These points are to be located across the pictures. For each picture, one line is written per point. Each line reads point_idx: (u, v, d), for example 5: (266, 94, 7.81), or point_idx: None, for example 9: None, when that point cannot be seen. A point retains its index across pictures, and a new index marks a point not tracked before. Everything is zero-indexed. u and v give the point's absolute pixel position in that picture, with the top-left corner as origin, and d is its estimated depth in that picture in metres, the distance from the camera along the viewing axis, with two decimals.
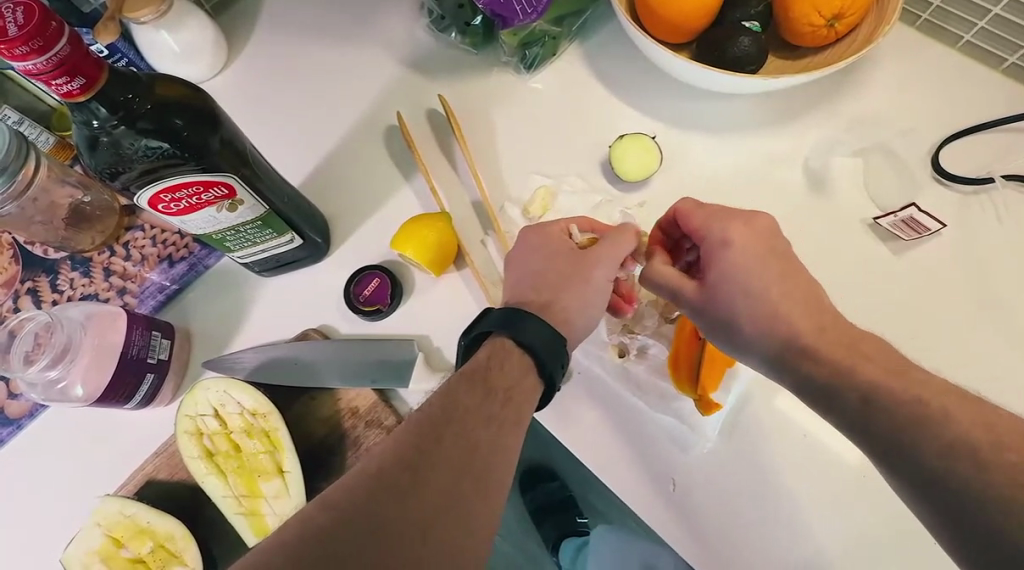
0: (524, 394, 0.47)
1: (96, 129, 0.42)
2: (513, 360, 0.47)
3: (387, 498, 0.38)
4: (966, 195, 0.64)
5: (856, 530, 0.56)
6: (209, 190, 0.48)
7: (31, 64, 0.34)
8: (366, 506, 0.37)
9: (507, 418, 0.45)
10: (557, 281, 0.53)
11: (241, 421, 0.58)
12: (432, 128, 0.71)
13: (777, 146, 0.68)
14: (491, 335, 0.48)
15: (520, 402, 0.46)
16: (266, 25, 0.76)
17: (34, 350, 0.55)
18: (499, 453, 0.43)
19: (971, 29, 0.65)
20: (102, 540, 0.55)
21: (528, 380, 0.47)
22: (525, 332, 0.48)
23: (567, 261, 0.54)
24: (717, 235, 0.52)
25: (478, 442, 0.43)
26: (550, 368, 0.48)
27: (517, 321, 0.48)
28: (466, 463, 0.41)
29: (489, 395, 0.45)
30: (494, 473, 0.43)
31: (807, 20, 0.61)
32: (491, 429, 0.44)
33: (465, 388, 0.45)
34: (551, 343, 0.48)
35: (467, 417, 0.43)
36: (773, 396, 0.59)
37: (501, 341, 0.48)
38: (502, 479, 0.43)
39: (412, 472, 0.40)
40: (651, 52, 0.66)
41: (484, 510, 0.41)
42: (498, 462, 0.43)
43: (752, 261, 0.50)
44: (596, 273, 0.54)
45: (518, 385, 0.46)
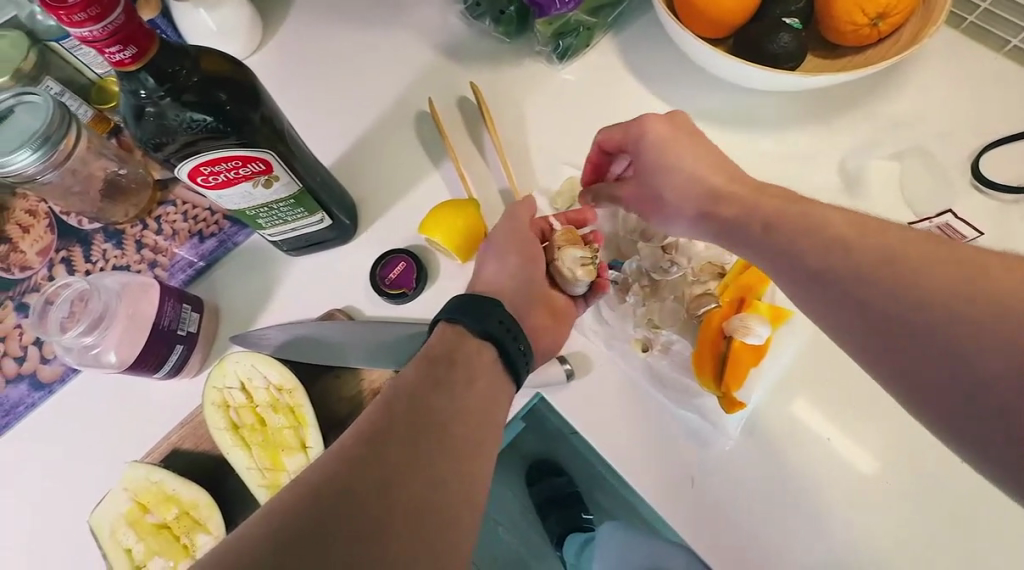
0: (480, 369, 0.46)
1: (143, 99, 0.42)
2: (464, 338, 0.48)
3: (350, 474, 0.37)
4: (1005, 204, 0.62)
5: (877, 536, 0.55)
6: (247, 165, 0.48)
7: (87, 31, 0.35)
8: (326, 483, 0.36)
9: (468, 393, 0.44)
10: (489, 264, 0.59)
11: (267, 395, 0.59)
12: (461, 115, 0.71)
13: (811, 146, 0.67)
14: (443, 321, 0.49)
15: (478, 376, 0.46)
16: (301, 8, 0.76)
17: (69, 316, 0.57)
18: (462, 429, 0.42)
19: (1019, 34, 0.64)
20: (129, 505, 0.57)
21: (481, 354, 0.47)
22: (476, 312, 0.48)
23: (497, 249, 0.59)
24: (639, 144, 0.56)
25: (439, 416, 0.42)
26: (504, 342, 0.48)
27: (465, 304, 0.49)
28: (429, 441, 0.40)
29: (444, 372, 0.45)
30: (460, 445, 0.41)
31: (850, 19, 0.59)
32: (452, 403, 0.43)
33: (418, 372, 0.45)
34: (500, 318, 0.49)
35: (423, 396, 0.43)
36: (797, 398, 0.59)
37: (447, 325, 0.49)
38: (472, 451, 0.42)
39: (374, 449, 0.38)
40: (687, 46, 0.65)
41: (455, 483, 0.39)
42: (463, 436, 0.42)
43: (665, 146, 0.54)
44: (523, 251, 0.59)
45: (473, 362, 0.46)
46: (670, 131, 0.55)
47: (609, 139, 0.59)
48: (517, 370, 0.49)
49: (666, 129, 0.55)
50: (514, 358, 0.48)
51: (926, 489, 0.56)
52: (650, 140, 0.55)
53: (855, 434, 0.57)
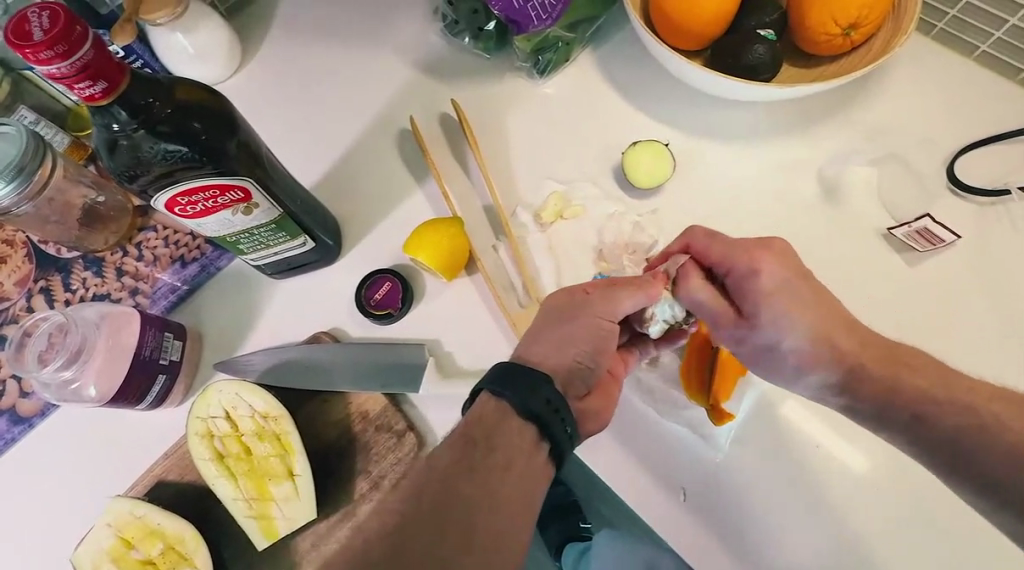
0: (520, 456, 0.43)
1: (116, 132, 0.42)
2: (505, 418, 0.44)
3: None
4: (980, 206, 0.63)
5: (869, 541, 0.55)
6: (225, 194, 0.48)
7: (55, 68, 0.35)
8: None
9: (499, 480, 0.42)
10: (545, 329, 0.51)
11: (252, 424, 0.58)
12: (443, 132, 0.71)
13: (790, 154, 0.68)
14: (484, 392, 0.45)
15: (515, 465, 0.43)
16: (280, 28, 0.76)
17: (48, 349, 0.56)
18: (492, 521, 0.41)
19: (987, 40, 0.65)
20: (112, 540, 0.55)
21: (523, 438, 0.44)
22: (518, 388, 0.44)
23: (559, 311, 0.52)
24: (736, 270, 0.51)
25: (466, 512, 0.41)
26: (547, 425, 0.44)
27: (508, 376, 0.45)
28: (453, 536, 0.40)
29: (476, 459, 0.43)
30: (487, 544, 0.40)
31: (822, 29, 0.60)
32: (483, 496, 0.42)
33: (452, 452, 0.43)
34: (546, 397, 0.45)
35: (453, 482, 0.42)
36: (785, 406, 0.59)
37: (490, 398, 0.45)
38: (500, 548, 0.41)
39: (392, 549, 0.39)
40: (664, 59, 0.66)
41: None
42: (490, 534, 0.41)
43: (771, 291, 0.50)
44: (590, 317, 0.51)
45: (511, 445, 0.43)
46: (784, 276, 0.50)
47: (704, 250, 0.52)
48: (561, 453, 0.45)
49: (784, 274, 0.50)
50: (559, 439, 0.45)
51: (916, 492, 0.56)
52: (757, 287, 0.50)
53: (843, 441, 0.58)
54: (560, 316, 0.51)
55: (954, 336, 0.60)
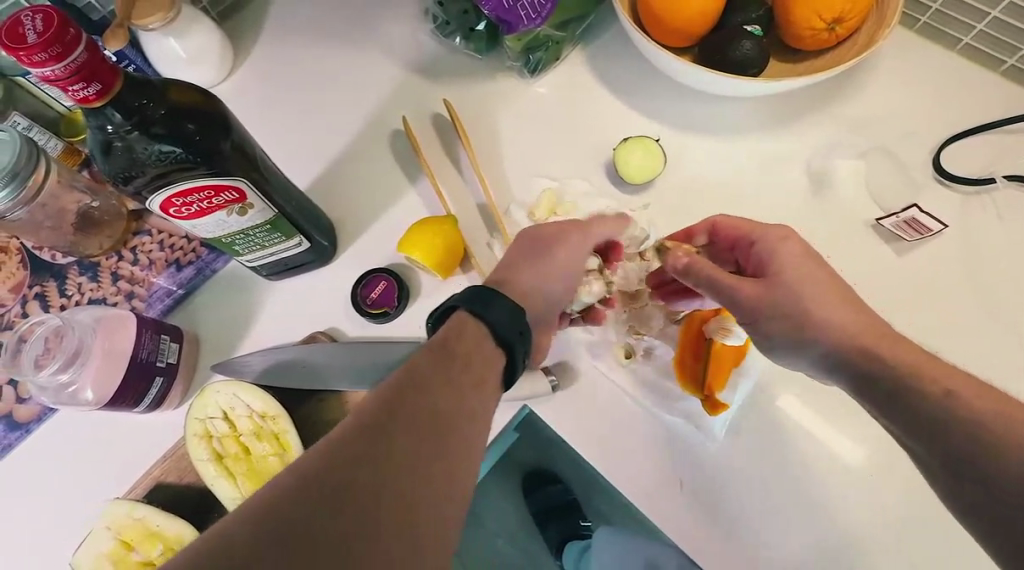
0: (487, 371, 0.45)
1: (111, 133, 0.42)
2: (479, 338, 0.46)
3: (346, 463, 0.35)
4: (967, 196, 0.64)
5: (865, 528, 0.56)
6: (220, 194, 0.48)
7: (49, 70, 0.35)
8: (321, 476, 0.34)
9: (472, 392, 0.43)
10: (529, 264, 0.54)
11: (249, 423, 0.58)
12: (437, 132, 0.71)
13: (780, 148, 0.69)
14: (459, 311, 0.46)
15: (486, 379, 0.44)
16: (272, 32, 0.77)
17: (44, 353, 0.56)
18: (465, 432, 0.41)
19: (970, 33, 0.66)
20: (112, 543, 0.56)
21: (490, 352, 0.46)
22: (492, 310, 0.46)
23: (542, 251, 0.55)
24: (768, 238, 0.53)
25: (442, 414, 0.40)
26: (512, 344, 0.46)
27: (487, 299, 0.47)
28: (433, 437, 0.39)
29: (454, 370, 0.43)
30: (457, 447, 0.40)
31: (808, 24, 0.61)
32: (457, 400, 0.42)
33: (430, 361, 0.42)
34: (517, 323, 0.47)
35: (433, 388, 0.41)
36: (780, 397, 0.60)
37: (467, 317, 0.46)
38: (466, 452, 0.41)
39: (375, 441, 0.37)
40: (653, 56, 0.66)
41: (447, 484, 0.38)
42: (460, 437, 0.41)
43: (798, 264, 0.51)
44: (568, 263, 0.55)
45: (482, 362, 0.44)
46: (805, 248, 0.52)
47: (733, 229, 0.55)
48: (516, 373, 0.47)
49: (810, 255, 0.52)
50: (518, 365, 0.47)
51: (910, 478, 0.57)
52: (779, 257, 0.52)
53: (836, 430, 0.58)
54: (536, 257, 0.54)
55: (944, 325, 0.61)
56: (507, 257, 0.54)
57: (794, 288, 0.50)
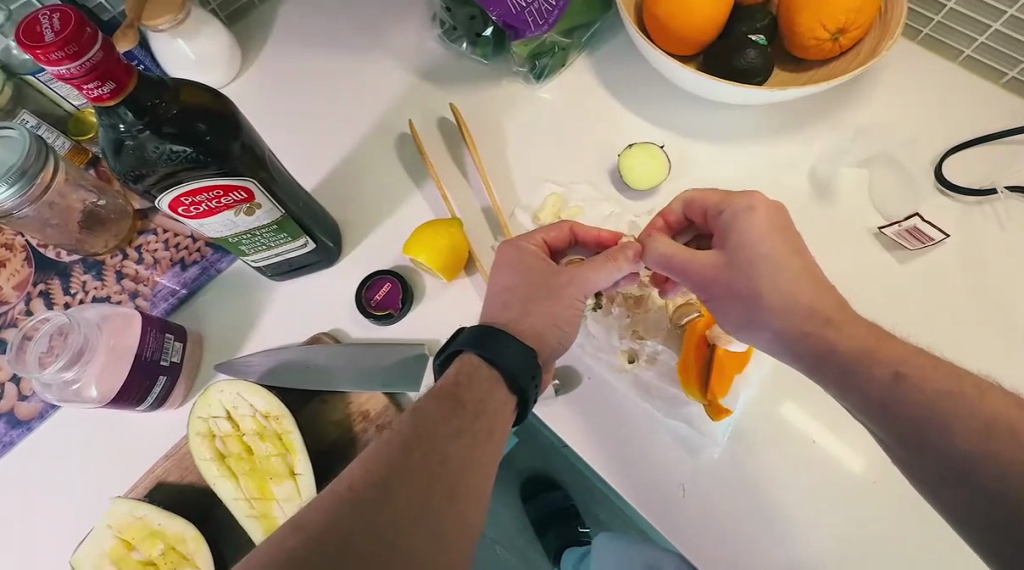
0: (497, 413, 0.46)
1: (123, 132, 0.43)
2: (488, 380, 0.47)
3: (355, 523, 0.37)
4: (968, 205, 0.65)
5: (866, 536, 0.56)
6: (228, 194, 0.49)
7: (64, 69, 0.35)
8: (330, 534, 0.37)
9: (480, 437, 0.45)
10: (530, 297, 0.54)
11: (253, 423, 0.58)
12: (442, 136, 0.72)
13: (783, 156, 0.69)
14: (469, 354, 0.48)
15: (496, 424, 0.46)
16: (280, 36, 0.77)
17: (48, 351, 0.56)
18: (473, 481, 0.43)
19: (972, 44, 0.67)
20: (113, 541, 0.55)
21: (500, 395, 0.47)
22: (503, 354, 0.47)
23: (539, 276, 0.55)
24: (736, 210, 0.52)
25: (451, 464, 0.42)
26: (524, 384, 0.47)
27: (490, 340, 0.48)
28: (439, 490, 0.41)
29: (463, 418, 0.44)
30: (467, 496, 0.42)
31: (812, 34, 0.62)
32: (468, 449, 0.43)
33: (439, 410, 0.44)
34: (529, 366, 0.48)
35: (441, 439, 0.43)
36: (780, 404, 0.60)
37: (477, 361, 0.47)
38: (477, 500, 0.42)
39: (384, 497, 0.39)
40: (658, 64, 0.67)
41: (458, 534, 0.40)
42: (469, 487, 0.42)
43: (762, 235, 0.51)
44: (569, 295, 0.54)
45: (493, 409, 0.46)
46: (777, 221, 0.51)
47: (700, 202, 0.56)
48: (528, 411, 0.49)
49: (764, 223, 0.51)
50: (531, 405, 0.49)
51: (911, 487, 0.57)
52: (744, 230, 0.51)
53: (838, 438, 0.59)
54: (544, 288, 0.54)
55: (945, 333, 0.61)
56: (513, 288, 0.55)
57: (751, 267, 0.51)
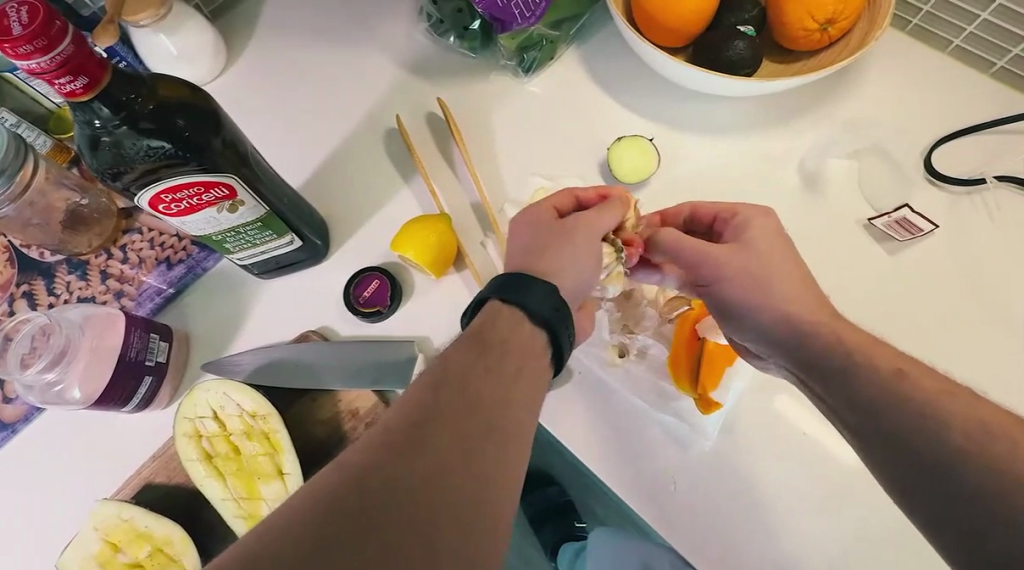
0: (528, 354, 0.44)
1: (98, 128, 0.42)
2: (512, 322, 0.45)
3: (394, 464, 0.34)
4: (958, 196, 0.65)
5: (857, 527, 0.56)
6: (210, 191, 0.48)
7: (34, 63, 0.34)
8: (369, 474, 0.34)
9: (514, 375, 0.42)
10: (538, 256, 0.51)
11: (240, 423, 0.58)
12: (431, 131, 0.71)
13: (773, 147, 0.69)
14: (491, 300, 0.46)
15: (531, 363, 0.44)
16: (265, 31, 0.76)
17: (31, 352, 0.55)
18: (513, 418, 0.40)
19: (960, 34, 0.67)
20: (99, 544, 0.55)
21: (528, 333, 0.45)
22: (528, 295, 0.45)
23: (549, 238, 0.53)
24: (752, 212, 0.55)
25: (485, 406, 0.39)
26: (557, 327, 0.45)
27: (517, 284, 0.46)
28: (479, 427, 0.38)
29: (494, 355, 0.42)
30: (505, 439, 0.39)
31: (800, 25, 0.62)
32: (503, 387, 0.41)
33: (467, 352, 0.42)
34: (555, 302, 0.46)
35: (474, 378, 0.40)
36: (770, 397, 0.60)
37: (500, 305, 0.46)
38: (520, 438, 0.40)
39: (419, 437, 0.36)
40: (647, 56, 0.66)
41: (502, 473, 0.38)
42: (506, 430, 0.39)
43: (773, 236, 0.53)
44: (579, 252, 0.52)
45: (525, 347, 0.44)
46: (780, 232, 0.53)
47: (709, 205, 0.57)
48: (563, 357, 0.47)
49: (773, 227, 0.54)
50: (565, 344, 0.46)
51: None
52: (755, 229, 0.53)
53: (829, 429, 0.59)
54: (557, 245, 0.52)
55: (936, 324, 0.61)
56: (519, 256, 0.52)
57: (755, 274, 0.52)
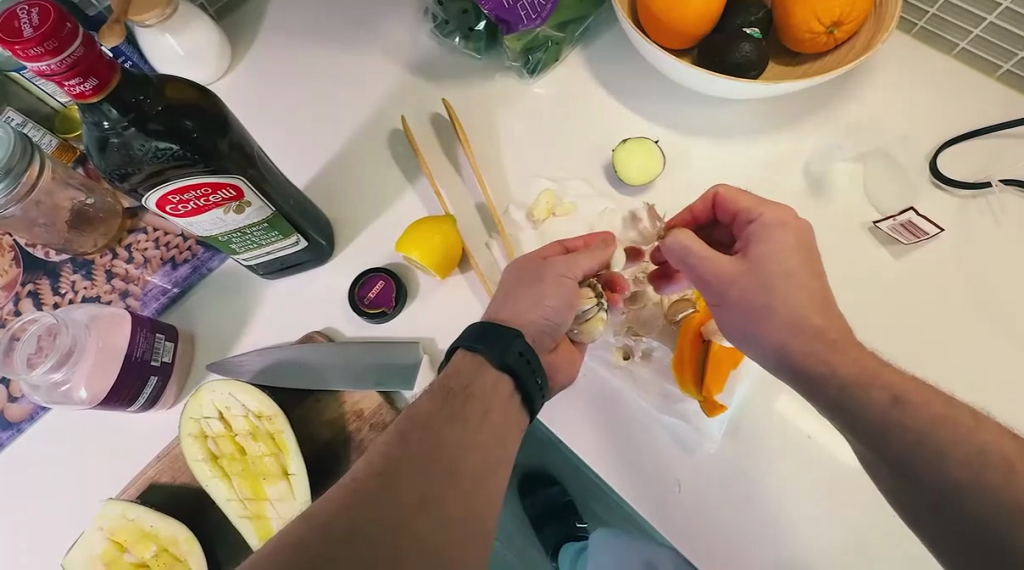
0: (494, 401, 0.46)
1: (107, 130, 0.42)
2: (482, 370, 0.47)
3: (359, 512, 0.38)
4: (963, 199, 0.65)
5: (861, 531, 0.56)
6: (217, 192, 0.48)
7: (44, 65, 0.35)
8: (337, 520, 0.37)
9: (475, 424, 0.45)
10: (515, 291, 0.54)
11: (245, 423, 0.58)
12: (435, 132, 0.71)
13: (778, 150, 0.69)
14: (460, 350, 0.49)
15: (493, 412, 0.46)
16: (270, 31, 0.76)
17: (37, 352, 0.55)
18: (472, 466, 0.43)
19: (966, 37, 0.67)
20: (105, 544, 0.55)
21: (492, 381, 0.47)
22: (492, 343, 0.48)
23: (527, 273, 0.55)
24: (770, 218, 0.52)
25: (450, 456, 0.43)
26: (522, 376, 0.47)
27: (487, 334, 0.48)
28: (439, 476, 0.41)
29: (456, 405, 0.45)
30: (470, 484, 0.42)
31: (806, 27, 0.61)
32: (464, 436, 0.44)
33: (432, 403, 0.45)
34: (520, 349, 0.48)
35: (436, 429, 0.44)
36: (774, 400, 0.60)
37: (466, 354, 0.48)
38: (478, 485, 0.43)
39: (383, 487, 0.40)
40: (652, 57, 0.66)
41: (461, 517, 0.41)
42: (472, 477, 0.43)
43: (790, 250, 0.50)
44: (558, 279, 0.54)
45: (488, 395, 0.46)
46: (800, 239, 0.51)
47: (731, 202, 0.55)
48: (533, 404, 0.48)
49: (790, 238, 0.51)
50: (531, 391, 0.48)
51: None
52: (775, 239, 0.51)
53: (833, 434, 0.58)
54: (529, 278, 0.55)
55: (940, 328, 0.61)
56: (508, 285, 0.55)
57: (767, 282, 0.50)
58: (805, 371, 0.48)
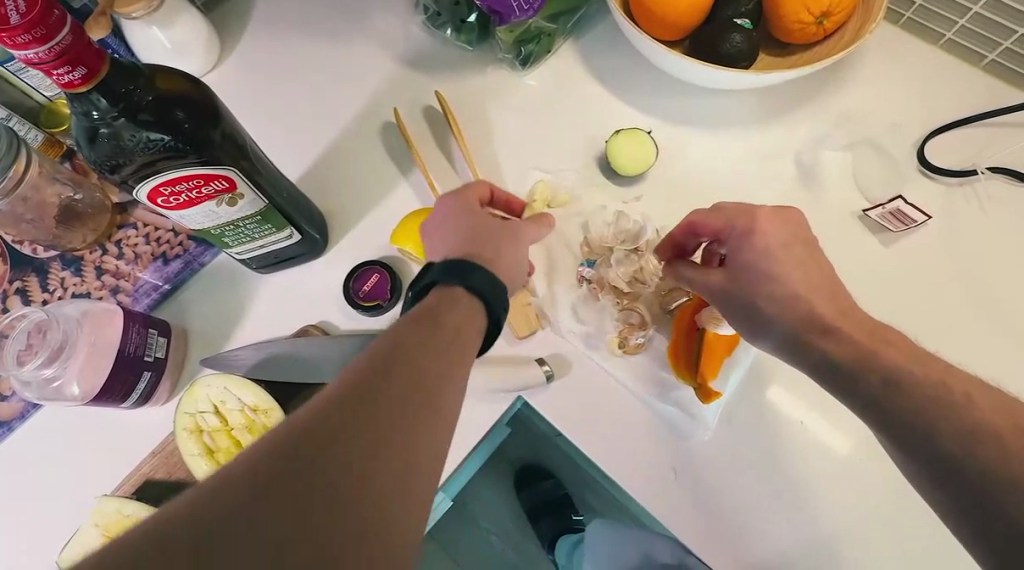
0: (470, 334, 0.44)
1: (97, 120, 0.41)
2: (458, 302, 0.45)
3: (327, 434, 0.34)
4: (950, 187, 0.66)
5: (853, 513, 0.57)
6: (209, 183, 0.48)
7: (32, 53, 0.34)
8: (300, 442, 0.33)
9: (453, 354, 0.42)
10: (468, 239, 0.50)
11: (242, 417, 0.57)
12: (428, 124, 0.71)
13: (769, 141, 0.69)
14: (436, 283, 0.46)
15: (470, 349, 0.43)
16: (259, 24, 0.76)
17: (26, 349, 0.55)
18: (448, 396, 0.40)
19: (952, 28, 0.68)
20: (101, 540, 0.55)
21: (469, 314, 0.44)
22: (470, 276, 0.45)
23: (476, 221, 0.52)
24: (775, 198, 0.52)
25: (426, 381, 0.39)
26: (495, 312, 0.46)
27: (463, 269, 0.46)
28: (414, 401, 0.38)
29: (434, 334, 0.41)
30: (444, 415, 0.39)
31: (796, 17, 0.62)
32: (441, 365, 0.40)
33: (408, 329, 0.41)
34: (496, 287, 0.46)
35: (412, 352, 0.40)
36: (767, 387, 0.60)
37: (443, 285, 0.45)
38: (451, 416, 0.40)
39: (355, 409, 0.35)
40: (645, 48, 0.66)
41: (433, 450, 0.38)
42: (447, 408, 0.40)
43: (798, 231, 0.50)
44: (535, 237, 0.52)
45: (465, 328, 0.44)
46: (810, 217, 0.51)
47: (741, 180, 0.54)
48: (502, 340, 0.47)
49: (783, 231, 0.50)
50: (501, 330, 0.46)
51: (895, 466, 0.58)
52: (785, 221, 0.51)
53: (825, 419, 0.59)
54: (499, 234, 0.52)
55: (928, 314, 0.63)
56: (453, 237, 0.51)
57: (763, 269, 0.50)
58: (798, 356, 0.48)
